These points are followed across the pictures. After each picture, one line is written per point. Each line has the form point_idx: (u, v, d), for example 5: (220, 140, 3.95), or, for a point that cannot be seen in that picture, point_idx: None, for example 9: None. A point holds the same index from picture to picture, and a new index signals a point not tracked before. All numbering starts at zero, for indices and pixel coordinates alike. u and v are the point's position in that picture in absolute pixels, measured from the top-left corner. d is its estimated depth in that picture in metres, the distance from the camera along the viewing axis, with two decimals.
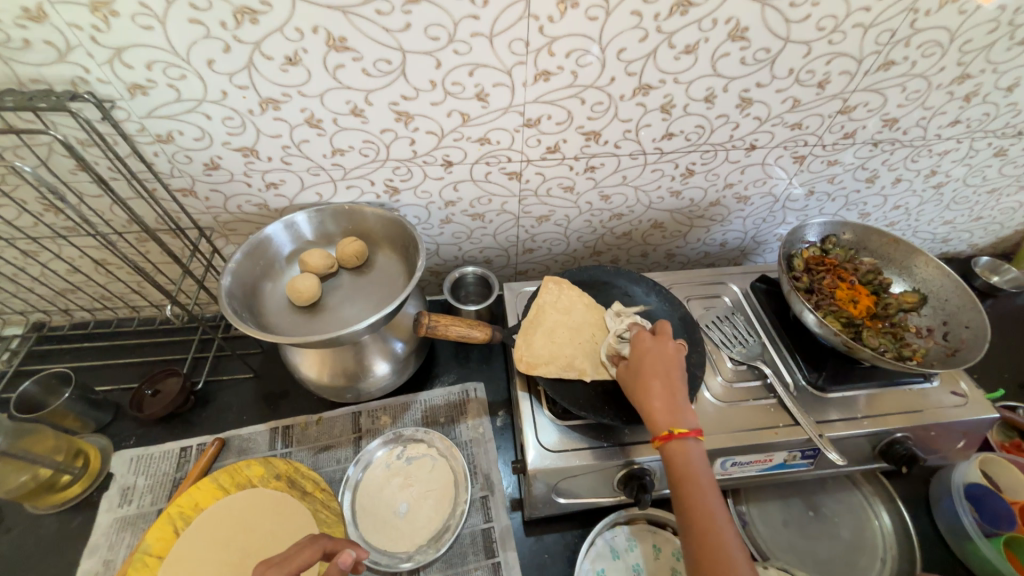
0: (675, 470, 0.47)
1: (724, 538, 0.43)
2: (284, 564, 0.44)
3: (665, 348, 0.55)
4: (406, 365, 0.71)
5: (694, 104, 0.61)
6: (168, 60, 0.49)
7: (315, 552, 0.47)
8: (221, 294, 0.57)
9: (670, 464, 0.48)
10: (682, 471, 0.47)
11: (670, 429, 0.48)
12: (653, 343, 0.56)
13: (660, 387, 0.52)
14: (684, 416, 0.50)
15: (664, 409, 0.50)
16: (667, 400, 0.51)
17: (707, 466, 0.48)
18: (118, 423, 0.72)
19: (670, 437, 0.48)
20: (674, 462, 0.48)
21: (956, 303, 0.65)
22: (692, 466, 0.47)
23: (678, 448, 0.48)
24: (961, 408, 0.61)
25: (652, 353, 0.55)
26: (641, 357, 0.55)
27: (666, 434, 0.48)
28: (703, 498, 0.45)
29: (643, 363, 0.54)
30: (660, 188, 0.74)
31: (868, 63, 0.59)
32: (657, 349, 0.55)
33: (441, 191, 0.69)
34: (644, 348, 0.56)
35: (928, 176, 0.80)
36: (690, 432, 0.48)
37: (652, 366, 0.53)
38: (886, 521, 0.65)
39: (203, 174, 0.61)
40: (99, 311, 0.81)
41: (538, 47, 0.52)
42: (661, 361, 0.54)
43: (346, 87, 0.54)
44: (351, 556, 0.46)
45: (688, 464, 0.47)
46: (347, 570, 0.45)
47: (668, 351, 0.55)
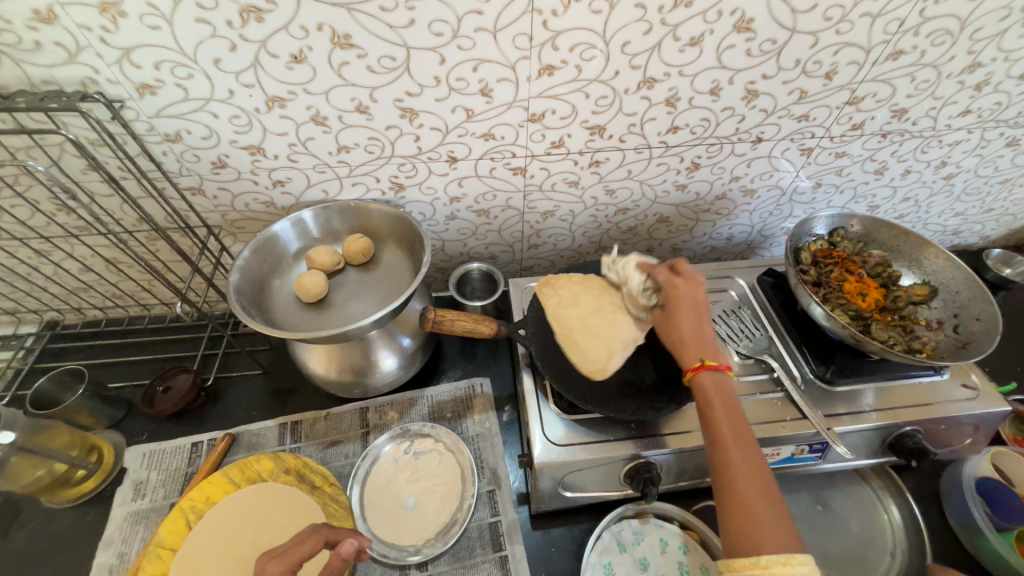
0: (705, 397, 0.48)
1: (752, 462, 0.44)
2: (283, 559, 0.45)
3: (696, 290, 0.54)
4: (412, 361, 0.72)
5: (700, 97, 0.61)
6: (176, 60, 0.49)
7: (316, 541, 0.47)
8: (230, 290, 0.58)
9: (699, 392, 0.49)
10: (711, 398, 0.48)
11: (700, 362, 0.49)
12: (685, 285, 0.55)
13: (692, 330, 0.52)
14: (714, 353, 0.51)
15: (697, 350, 0.51)
16: (699, 340, 0.51)
17: (735, 398, 0.48)
18: (130, 419, 0.73)
19: (700, 369, 0.49)
20: (705, 390, 0.48)
21: (967, 295, 0.64)
22: (722, 395, 0.48)
23: (708, 380, 0.49)
24: (971, 401, 0.61)
25: (682, 296, 0.54)
26: (672, 302, 0.54)
27: (698, 365, 0.49)
28: (732, 426, 0.46)
29: (674, 306, 0.53)
30: (666, 182, 0.74)
31: (877, 53, 0.59)
32: (688, 293, 0.54)
33: (446, 186, 0.69)
34: (677, 295, 0.54)
35: (938, 167, 0.79)
36: (720, 367, 0.49)
37: (685, 310, 0.53)
38: (896, 515, 0.65)
39: (211, 173, 0.62)
40: (111, 309, 0.82)
41: (542, 41, 0.52)
42: (691, 305, 0.53)
43: (351, 85, 0.54)
44: (353, 546, 0.46)
45: (718, 393, 0.48)
46: (349, 559, 0.46)
47: (697, 294, 0.54)
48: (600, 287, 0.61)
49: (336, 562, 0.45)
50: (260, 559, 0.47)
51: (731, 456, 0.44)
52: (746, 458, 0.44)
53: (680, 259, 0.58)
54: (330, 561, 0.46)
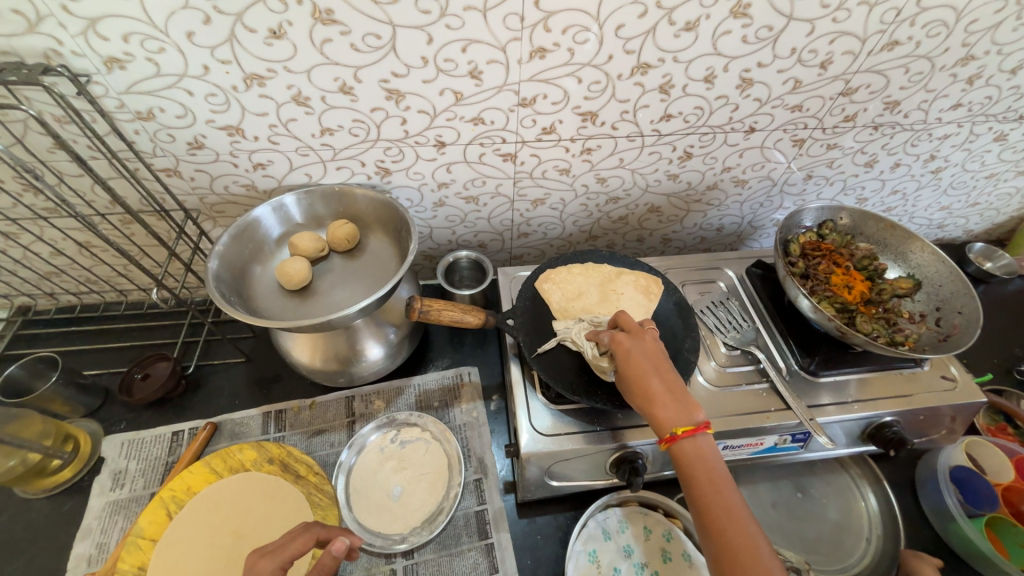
0: (685, 468, 0.46)
1: (743, 530, 0.42)
2: (272, 559, 0.45)
3: (645, 344, 0.53)
4: (399, 349, 0.71)
5: (694, 84, 0.60)
6: (146, 32, 0.47)
7: (306, 541, 0.46)
8: (208, 277, 0.56)
9: (680, 464, 0.46)
10: (693, 468, 0.46)
11: (673, 432, 0.46)
12: (632, 342, 0.53)
13: (659, 386, 0.49)
14: (687, 410, 0.48)
15: (669, 411, 0.48)
16: (667, 396, 0.49)
17: (721, 458, 0.46)
18: (108, 407, 0.71)
19: (675, 439, 0.46)
20: (687, 458, 0.46)
21: (950, 289, 0.65)
22: (703, 462, 0.46)
23: (686, 447, 0.46)
24: (949, 392, 0.62)
25: (634, 352, 0.52)
26: (628, 362, 0.51)
27: (672, 436, 0.46)
28: (717, 495, 0.44)
29: (631, 365, 0.51)
30: (657, 171, 0.73)
31: (872, 43, 0.58)
32: (639, 347, 0.52)
33: (434, 172, 0.67)
34: (629, 354, 0.52)
35: (928, 161, 0.79)
36: (697, 428, 0.46)
37: (641, 366, 0.51)
38: (872, 501, 0.66)
39: (188, 154, 0.59)
40: (85, 294, 0.80)
41: (533, 22, 0.50)
42: (647, 358, 0.51)
43: (334, 63, 0.52)
44: (345, 543, 0.45)
45: (698, 460, 0.46)
46: (341, 558, 0.45)
47: (647, 345, 0.53)
48: (611, 274, 0.67)
49: (328, 561, 0.45)
50: (249, 556, 0.46)
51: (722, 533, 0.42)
52: (737, 528, 0.42)
53: (620, 312, 0.57)
54: (321, 559, 0.46)
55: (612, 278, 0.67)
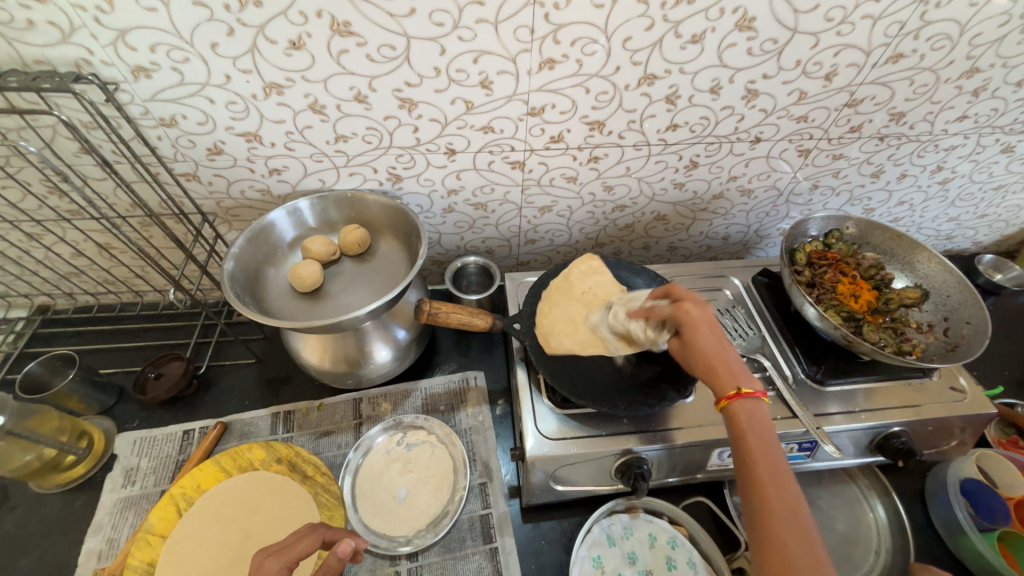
0: (741, 426, 0.44)
1: (790, 491, 0.40)
2: (279, 557, 0.45)
3: (710, 312, 0.51)
4: (407, 352, 0.72)
5: (700, 95, 0.61)
6: (172, 43, 0.49)
7: (313, 540, 0.47)
8: (223, 278, 0.57)
9: (733, 424, 0.45)
10: (745, 427, 0.44)
11: (739, 389, 0.45)
12: (697, 309, 0.51)
13: (724, 355, 0.48)
14: (747, 378, 0.47)
15: (728, 373, 0.47)
16: (732, 364, 0.48)
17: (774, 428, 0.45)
18: (121, 405, 0.72)
19: (740, 396, 0.45)
20: (741, 419, 0.45)
21: (958, 300, 0.64)
22: (760, 425, 0.44)
23: (744, 408, 0.45)
24: (958, 403, 0.62)
25: (703, 320, 0.50)
26: (698, 331, 0.50)
27: (735, 394, 0.45)
28: (769, 455, 0.42)
29: (696, 330, 0.50)
30: (664, 180, 0.74)
31: (877, 56, 0.59)
32: (706, 317, 0.51)
33: (444, 179, 0.69)
34: (693, 320, 0.50)
35: (935, 172, 0.79)
36: (757, 395, 0.45)
37: (711, 335, 0.49)
38: (881, 513, 0.66)
39: (207, 159, 0.61)
40: (103, 295, 0.82)
41: (543, 34, 0.52)
42: (710, 326, 0.50)
43: (350, 73, 0.53)
44: (350, 545, 0.47)
45: (755, 423, 0.44)
46: (345, 560, 0.46)
47: (712, 315, 0.51)
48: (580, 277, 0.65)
49: (333, 562, 0.46)
50: (255, 556, 0.46)
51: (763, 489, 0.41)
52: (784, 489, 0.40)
53: (675, 284, 0.55)
54: (326, 560, 0.46)
55: (586, 286, 0.64)
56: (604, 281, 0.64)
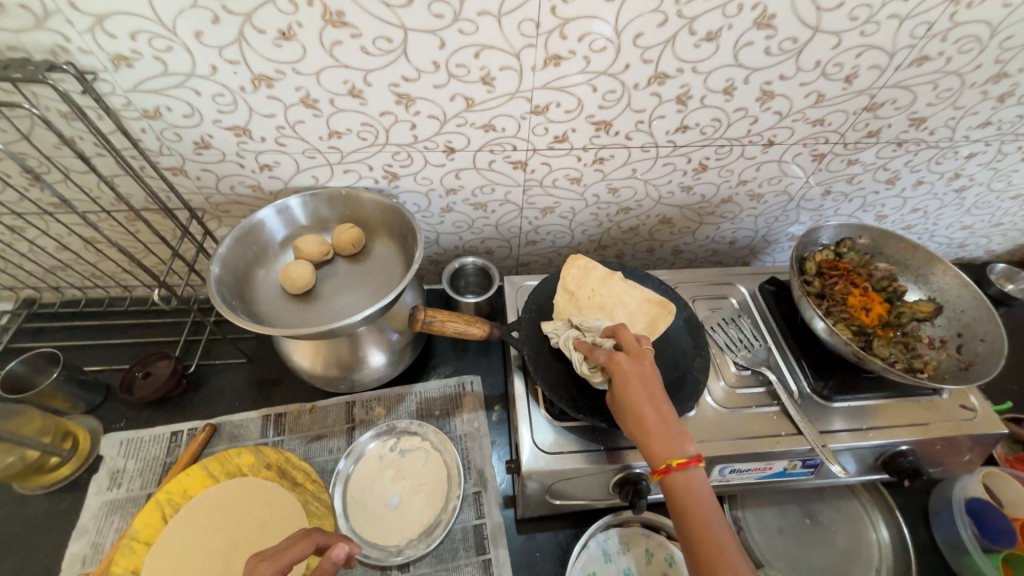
0: (678, 501, 0.45)
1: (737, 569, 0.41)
2: (272, 560, 0.44)
3: (643, 367, 0.50)
4: (402, 356, 0.70)
5: (712, 96, 0.58)
6: (153, 31, 0.46)
7: (307, 545, 0.46)
8: (210, 281, 0.55)
9: (672, 498, 0.45)
10: (684, 502, 0.44)
11: (666, 464, 0.45)
12: (631, 364, 0.50)
13: (653, 417, 0.47)
14: (680, 442, 0.46)
15: (661, 440, 0.46)
16: (662, 428, 0.47)
17: (711, 494, 0.45)
18: (108, 404, 0.71)
19: (668, 471, 0.45)
20: (680, 494, 0.45)
21: (973, 314, 0.62)
22: (695, 496, 0.44)
23: (677, 480, 0.45)
24: (969, 422, 0.60)
25: (628, 373, 0.50)
26: (626, 386, 0.49)
27: (665, 468, 0.45)
28: (706, 530, 0.43)
29: (625, 390, 0.49)
30: (671, 182, 0.71)
31: (901, 58, 0.56)
32: (636, 370, 0.50)
33: (442, 178, 0.66)
34: (624, 379, 0.49)
35: (951, 179, 0.76)
36: (689, 462, 0.45)
37: (640, 391, 0.49)
38: (884, 534, 0.64)
39: (194, 153, 0.58)
40: (90, 289, 0.79)
41: (549, 28, 0.49)
42: (641, 383, 0.49)
43: (344, 66, 0.50)
44: (345, 550, 0.45)
45: (691, 494, 0.44)
46: (340, 565, 0.45)
47: (646, 368, 0.51)
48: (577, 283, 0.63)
49: (327, 567, 0.45)
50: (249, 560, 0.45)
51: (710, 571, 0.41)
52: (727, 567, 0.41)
53: (621, 329, 0.54)
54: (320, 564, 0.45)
55: (589, 290, 0.63)
56: (602, 278, 0.64)
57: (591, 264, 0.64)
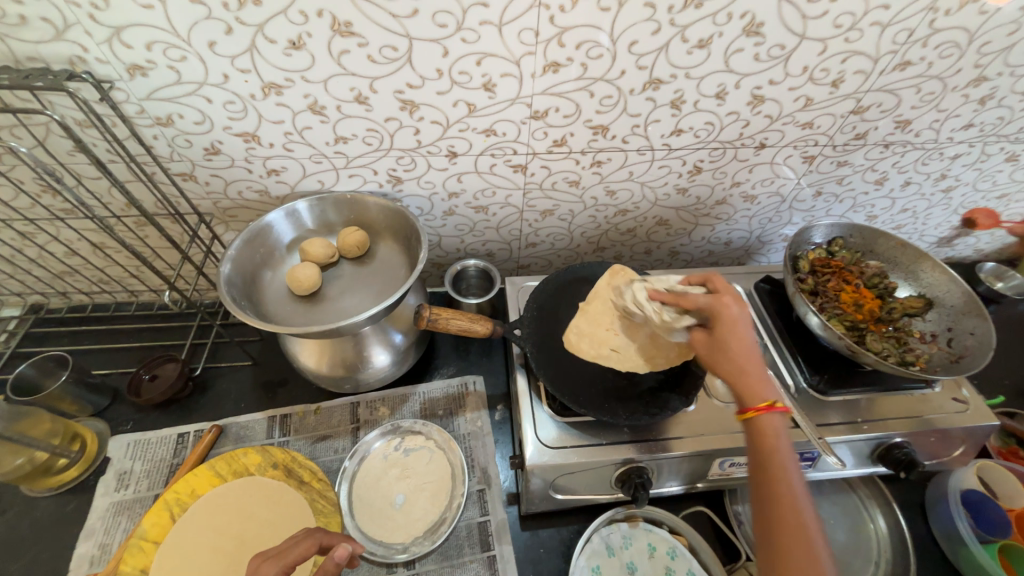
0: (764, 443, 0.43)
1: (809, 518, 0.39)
2: (276, 560, 0.45)
3: (749, 313, 0.49)
4: (406, 356, 0.71)
5: (705, 101, 0.60)
6: (169, 41, 0.48)
7: (310, 545, 0.46)
8: (220, 281, 0.56)
9: (758, 436, 0.43)
10: (769, 443, 0.42)
11: (768, 403, 0.43)
12: (737, 307, 0.49)
13: (757, 362, 0.46)
14: (777, 392, 0.45)
15: (761, 382, 0.45)
16: (766, 377, 0.45)
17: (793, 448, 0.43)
18: (115, 407, 0.71)
19: (770, 410, 0.43)
20: (766, 436, 0.43)
21: (962, 310, 0.64)
22: (780, 443, 0.42)
23: (768, 424, 0.43)
24: (960, 415, 0.61)
25: (735, 318, 0.49)
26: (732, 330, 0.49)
27: (767, 406, 0.43)
28: (785, 472, 0.41)
29: (734, 332, 0.48)
30: (667, 184, 0.73)
31: (884, 63, 0.58)
32: (744, 315, 0.49)
33: (445, 182, 0.68)
34: (733, 322, 0.48)
35: (938, 180, 0.79)
36: (785, 411, 0.43)
37: (746, 335, 0.48)
38: (881, 525, 0.65)
39: (204, 159, 0.60)
40: (97, 294, 0.80)
41: (548, 37, 0.51)
42: (749, 328, 0.48)
43: (351, 74, 0.52)
44: (348, 550, 0.46)
45: (776, 439, 0.42)
46: (342, 565, 0.45)
47: (748, 316, 0.49)
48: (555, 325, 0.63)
49: (330, 567, 0.45)
50: (252, 561, 0.46)
51: (781, 509, 0.39)
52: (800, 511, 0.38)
53: (715, 276, 0.53)
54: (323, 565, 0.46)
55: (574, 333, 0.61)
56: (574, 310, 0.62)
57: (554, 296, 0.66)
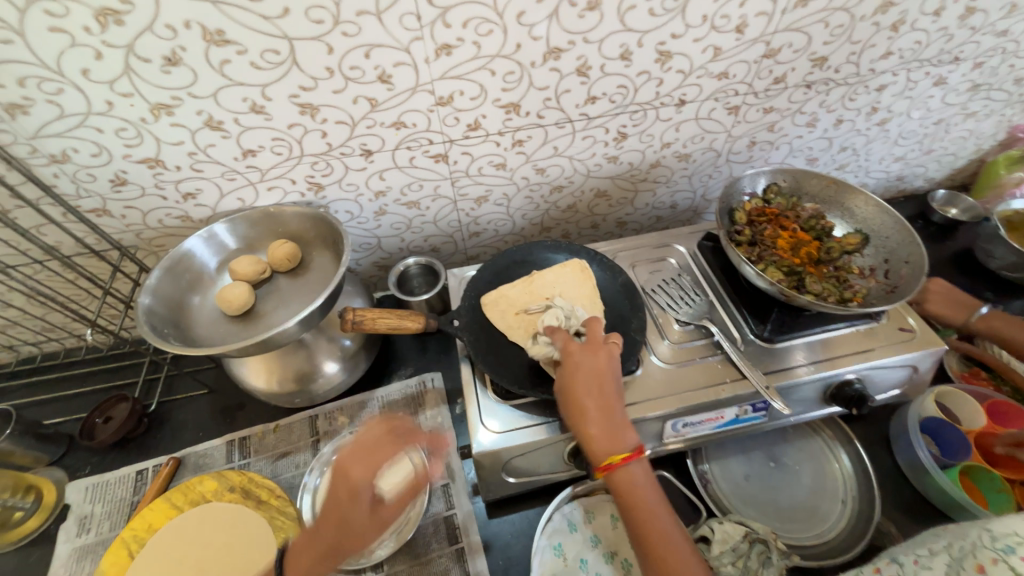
0: (620, 493, 0.49)
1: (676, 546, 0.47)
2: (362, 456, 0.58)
3: (597, 359, 0.53)
4: (357, 362, 0.71)
5: (611, 64, 0.59)
6: (41, 74, 0.47)
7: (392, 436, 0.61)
8: (138, 312, 0.55)
9: (616, 490, 0.50)
10: (626, 493, 0.49)
11: (609, 463, 0.49)
12: (585, 355, 0.54)
13: (598, 407, 0.51)
14: (618, 439, 0.50)
15: (603, 436, 0.50)
16: (605, 420, 0.50)
17: (652, 487, 0.50)
18: (72, 454, 0.71)
19: (609, 468, 0.49)
20: (621, 489, 0.49)
21: (896, 240, 0.64)
22: (633, 490, 0.49)
23: (620, 476, 0.49)
24: (908, 343, 0.61)
25: (590, 362, 0.53)
26: (579, 371, 0.53)
27: (608, 465, 0.49)
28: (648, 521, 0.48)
29: (577, 378, 0.52)
30: (595, 155, 0.72)
31: (784, 1, 0.57)
32: (591, 363, 0.53)
33: (368, 182, 0.67)
34: (578, 372, 0.52)
35: (871, 113, 0.78)
36: (631, 456, 0.49)
37: (598, 382, 0.52)
38: (846, 463, 0.65)
39: (112, 191, 0.59)
40: (45, 343, 0.79)
41: (431, 19, 0.50)
42: (592, 375, 0.52)
43: (239, 84, 0.51)
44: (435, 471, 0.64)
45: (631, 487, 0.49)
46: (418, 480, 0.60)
47: (602, 365, 0.53)
48: (501, 295, 0.63)
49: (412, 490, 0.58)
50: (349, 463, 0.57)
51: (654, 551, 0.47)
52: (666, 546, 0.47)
53: (595, 321, 0.57)
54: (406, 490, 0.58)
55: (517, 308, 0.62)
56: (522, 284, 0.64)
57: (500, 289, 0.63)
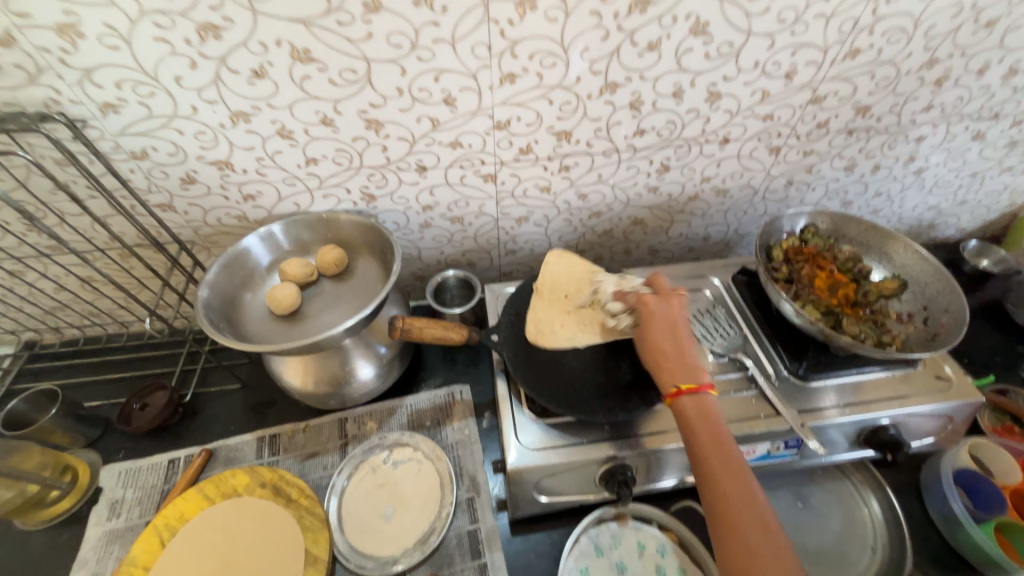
0: (688, 423, 0.50)
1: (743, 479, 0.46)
2: None
3: (668, 306, 0.58)
4: (390, 369, 0.72)
5: (663, 100, 0.62)
6: (137, 78, 0.50)
7: None
8: (197, 305, 0.58)
9: (682, 418, 0.51)
10: (693, 422, 0.50)
11: (677, 389, 0.51)
12: (656, 303, 0.59)
13: (667, 345, 0.55)
14: (689, 373, 0.52)
15: (672, 367, 0.53)
16: (676, 356, 0.54)
17: (721, 420, 0.50)
18: (107, 438, 0.72)
19: (678, 394, 0.51)
20: (688, 419, 0.50)
21: (935, 288, 0.65)
22: (702, 419, 0.50)
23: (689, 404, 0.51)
24: (943, 393, 0.61)
25: (658, 310, 0.58)
26: (653, 321, 0.57)
27: (676, 392, 0.51)
28: (713, 452, 0.48)
29: (648, 323, 0.57)
30: (637, 185, 0.74)
31: (834, 52, 0.60)
32: (661, 310, 0.58)
33: (418, 196, 0.69)
34: (649, 317, 0.57)
35: (908, 162, 0.80)
36: (699, 388, 0.51)
37: (666, 325, 0.56)
38: (876, 509, 0.65)
39: (180, 189, 0.62)
40: (89, 327, 0.82)
41: (501, 50, 0.53)
42: (664, 319, 0.57)
43: (314, 98, 0.54)
44: None
45: (698, 417, 0.50)
46: None
47: (670, 311, 0.58)
48: (537, 313, 0.64)
49: None
50: None
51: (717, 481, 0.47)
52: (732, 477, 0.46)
53: (659, 276, 0.62)
54: None
55: (557, 324, 0.63)
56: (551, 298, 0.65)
57: (534, 309, 0.65)
